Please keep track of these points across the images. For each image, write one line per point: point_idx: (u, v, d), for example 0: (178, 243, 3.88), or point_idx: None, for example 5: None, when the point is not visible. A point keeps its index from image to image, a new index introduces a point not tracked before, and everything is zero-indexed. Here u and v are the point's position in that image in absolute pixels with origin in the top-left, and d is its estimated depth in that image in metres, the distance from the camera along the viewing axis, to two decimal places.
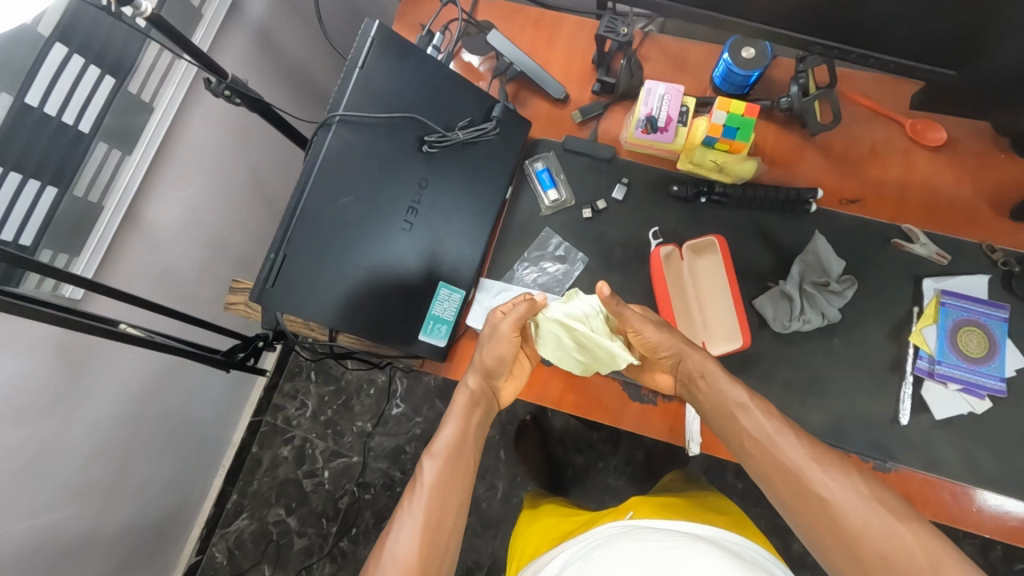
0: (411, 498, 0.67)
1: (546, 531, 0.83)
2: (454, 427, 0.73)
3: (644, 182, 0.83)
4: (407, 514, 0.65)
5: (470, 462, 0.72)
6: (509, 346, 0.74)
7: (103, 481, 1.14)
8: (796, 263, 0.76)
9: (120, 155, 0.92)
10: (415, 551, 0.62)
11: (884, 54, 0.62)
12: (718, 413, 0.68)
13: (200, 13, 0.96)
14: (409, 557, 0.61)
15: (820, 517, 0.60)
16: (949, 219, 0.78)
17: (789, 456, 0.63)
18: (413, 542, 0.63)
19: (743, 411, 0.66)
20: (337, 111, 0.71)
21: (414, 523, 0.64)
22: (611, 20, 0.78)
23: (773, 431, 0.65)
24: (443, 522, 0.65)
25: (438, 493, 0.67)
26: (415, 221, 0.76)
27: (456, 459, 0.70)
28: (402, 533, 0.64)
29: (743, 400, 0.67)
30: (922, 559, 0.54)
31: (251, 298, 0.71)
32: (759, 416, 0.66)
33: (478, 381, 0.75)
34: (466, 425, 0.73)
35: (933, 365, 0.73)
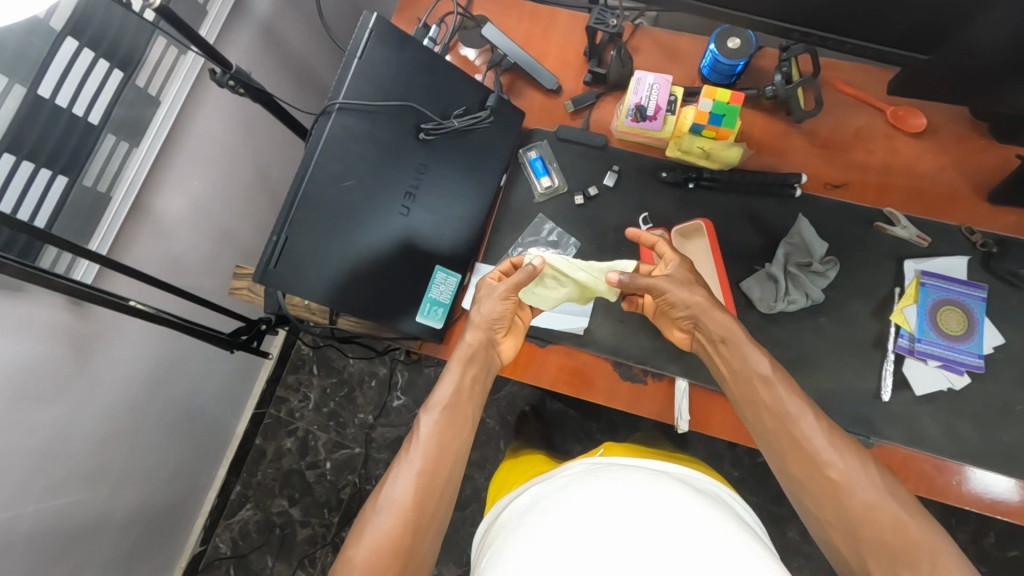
0: (409, 449, 0.69)
1: (522, 470, 0.92)
2: (453, 380, 0.73)
3: (635, 169, 0.86)
4: (404, 462, 0.68)
5: (469, 415, 0.73)
6: (504, 306, 0.75)
7: (112, 467, 1.17)
8: (782, 245, 0.79)
9: (128, 147, 0.95)
10: (409, 498, 0.65)
11: (860, 41, 0.64)
12: (742, 384, 0.69)
13: (206, 10, 1.00)
14: (404, 499, 0.65)
15: (828, 494, 0.62)
16: (929, 203, 0.80)
17: (811, 437, 0.64)
18: (406, 490, 0.66)
19: (775, 386, 0.66)
20: (337, 99, 0.73)
21: (409, 471, 0.67)
22: (600, 12, 0.81)
23: (800, 412, 0.65)
24: (437, 472, 0.67)
25: (434, 443, 0.69)
26: (412, 206, 0.79)
27: (454, 412, 0.71)
28: (398, 480, 0.67)
29: (774, 376, 0.67)
30: (919, 544, 0.57)
31: (254, 280, 0.73)
32: (790, 394, 0.66)
33: (479, 335, 0.75)
34: (463, 381, 0.73)
35: (913, 343, 0.75)
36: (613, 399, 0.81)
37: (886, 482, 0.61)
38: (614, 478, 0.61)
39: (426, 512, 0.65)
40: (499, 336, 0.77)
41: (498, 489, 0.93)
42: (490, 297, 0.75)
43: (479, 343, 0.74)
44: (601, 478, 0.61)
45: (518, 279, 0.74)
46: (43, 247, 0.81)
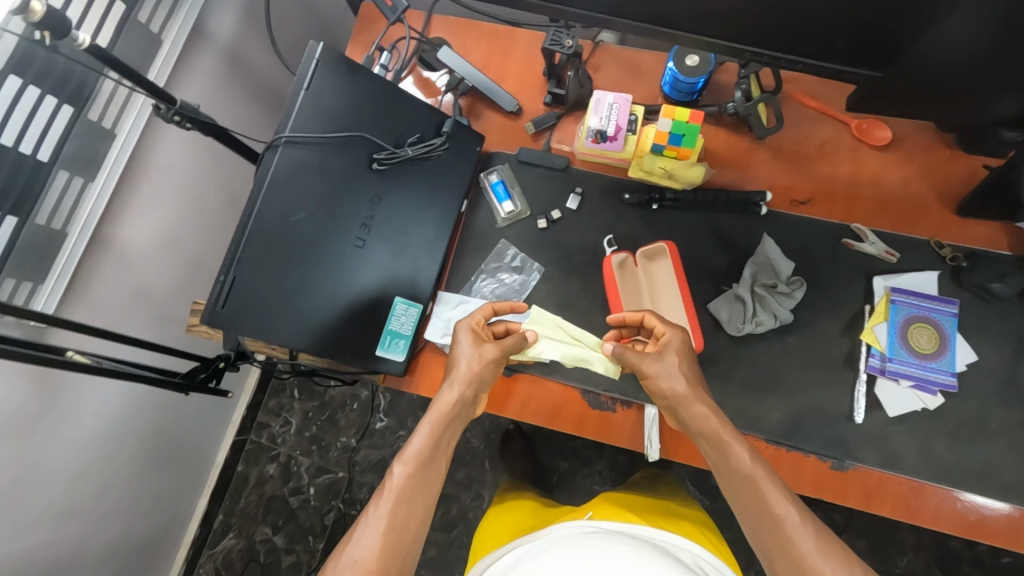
0: (377, 503, 0.65)
1: (509, 526, 0.88)
2: (429, 435, 0.69)
3: (598, 190, 0.84)
4: (371, 517, 0.64)
5: (440, 471, 0.70)
6: (489, 368, 0.72)
7: (84, 504, 1.14)
8: (748, 265, 0.77)
9: (83, 182, 0.93)
10: (376, 558, 0.61)
11: (812, 60, 0.63)
12: (732, 477, 0.64)
13: (161, 38, 0.97)
14: (366, 562, 0.61)
15: None
16: (897, 216, 0.79)
17: (800, 541, 0.58)
18: (372, 548, 0.62)
19: (764, 484, 0.61)
20: (284, 132, 0.72)
21: (376, 527, 0.63)
22: (555, 33, 0.79)
23: (796, 514, 0.59)
24: (404, 529, 0.64)
25: (405, 498, 0.66)
26: (368, 238, 0.76)
27: (427, 467, 0.68)
28: (363, 536, 0.63)
29: (763, 474, 0.62)
30: None
31: (202, 320, 0.71)
32: (781, 495, 0.61)
33: (464, 391, 0.71)
34: (439, 437, 0.69)
35: (885, 363, 0.74)
36: (583, 429, 0.79)
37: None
38: (590, 554, 0.59)
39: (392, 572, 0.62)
40: (480, 395, 0.74)
41: (481, 546, 0.90)
42: (475, 357, 0.72)
43: (461, 401, 0.71)
44: (579, 550, 0.60)
45: (507, 346, 0.73)
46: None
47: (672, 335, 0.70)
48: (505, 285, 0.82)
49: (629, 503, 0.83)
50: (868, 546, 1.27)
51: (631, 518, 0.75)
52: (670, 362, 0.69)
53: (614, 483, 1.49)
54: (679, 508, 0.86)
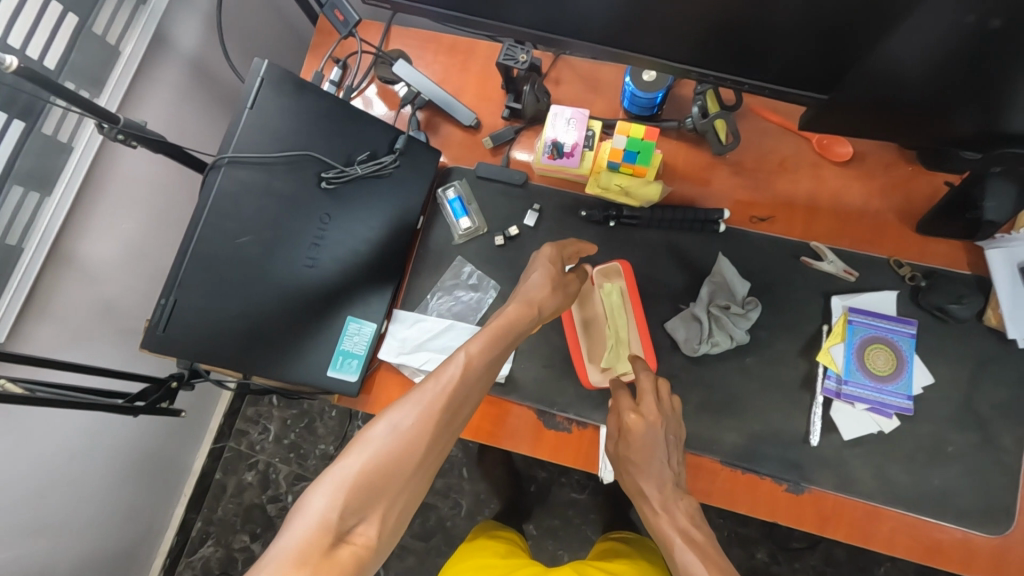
0: (434, 381, 0.59)
1: (483, 569, 0.95)
2: (495, 335, 0.64)
3: (557, 207, 0.82)
4: (434, 384, 0.59)
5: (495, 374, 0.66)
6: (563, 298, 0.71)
7: (52, 518, 1.13)
8: (705, 284, 0.76)
9: (39, 197, 0.92)
10: (424, 434, 0.56)
11: (759, 80, 0.62)
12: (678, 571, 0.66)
13: (119, 50, 0.96)
14: (422, 425, 0.56)
15: None
16: (857, 233, 0.78)
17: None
18: (420, 422, 0.56)
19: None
20: (226, 153, 0.70)
21: (430, 402, 0.57)
22: (509, 48, 0.77)
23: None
24: (456, 413, 0.59)
25: (466, 383, 0.60)
26: (318, 257, 0.75)
27: (487, 363, 0.63)
28: (409, 409, 0.57)
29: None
30: None
31: (144, 346, 0.70)
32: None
33: (533, 305, 0.68)
34: (503, 340, 0.65)
35: (840, 385, 0.72)
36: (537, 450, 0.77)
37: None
38: None
39: (430, 450, 0.56)
40: (546, 318, 0.70)
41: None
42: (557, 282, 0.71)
43: (532, 312, 0.68)
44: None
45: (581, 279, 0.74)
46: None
47: (631, 425, 0.69)
48: (461, 301, 0.81)
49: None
50: (843, 556, 1.26)
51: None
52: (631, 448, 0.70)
53: (591, 492, 1.49)
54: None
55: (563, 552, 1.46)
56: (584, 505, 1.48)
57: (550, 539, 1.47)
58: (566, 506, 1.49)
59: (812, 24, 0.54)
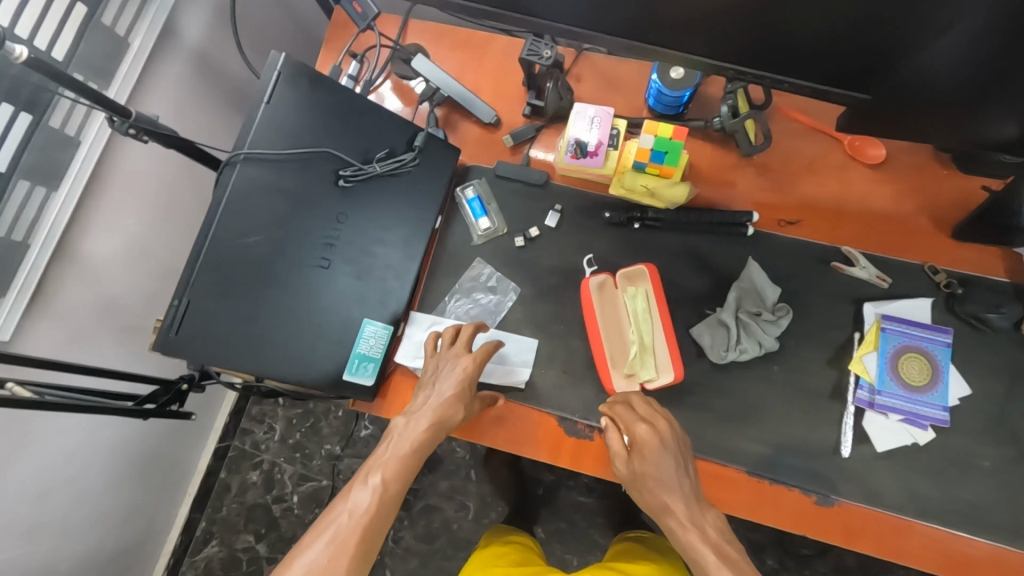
0: (344, 511, 0.64)
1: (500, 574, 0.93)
2: (410, 453, 0.69)
3: (578, 208, 0.80)
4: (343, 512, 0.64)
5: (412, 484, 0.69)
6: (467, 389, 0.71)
7: (53, 519, 1.11)
8: (732, 290, 0.73)
9: (45, 192, 0.89)
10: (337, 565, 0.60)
11: (798, 79, 0.59)
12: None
13: (127, 41, 0.93)
14: (338, 554, 0.61)
15: None
16: (889, 238, 0.75)
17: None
18: (332, 554, 0.61)
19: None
20: (242, 148, 0.68)
21: (343, 533, 0.62)
22: (533, 43, 0.75)
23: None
24: (374, 537, 0.63)
25: (379, 509, 0.64)
26: (332, 258, 0.72)
27: (398, 481, 0.67)
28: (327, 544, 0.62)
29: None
30: None
31: (155, 348, 0.68)
32: None
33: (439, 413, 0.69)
34: (415, 459, 0.69)
35: (874, 395, 0.70)
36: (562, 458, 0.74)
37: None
38: None
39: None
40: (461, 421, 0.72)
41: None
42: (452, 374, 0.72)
43: (435, 430, 0.69)
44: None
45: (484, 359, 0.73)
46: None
47: (645, 443, 0.65)
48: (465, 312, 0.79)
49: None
50: (854, 563, 1.24)
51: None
52: (650, 467, 0.65)
53: (599, 496, 1.47)
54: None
55: (571, 556, 1.43)
56: (591, 508, 1.46)
57: (556, 543, 1.45)
58: (573, 510, 1.47)
59: (859, 20, 0.51)
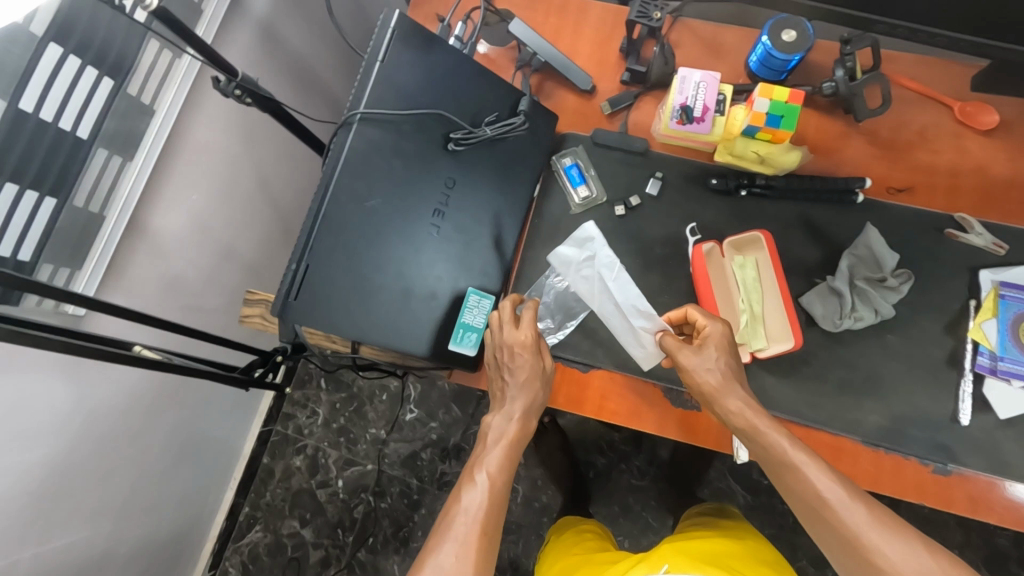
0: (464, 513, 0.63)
1: (576, 560, 0.91)
2: (506, 450, 0.68)
3: (681, 176, 0.79)
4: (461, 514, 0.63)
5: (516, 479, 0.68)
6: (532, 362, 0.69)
7: (116, 500, 1.09)
8: (846, 256, 0.72)
9: (121, 162, 0.87)
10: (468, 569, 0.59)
11: (953, 32, 0.58)
12: (772, 464, 0.63)
13: (201, 9, 0.91)
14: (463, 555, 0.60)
15: (858, 559, 0.56)
16: (1004, 205, 0.74)
17: (828, 500, 0.58)
18: (461, 560, 0.60)
19: (805, 471, 0.60)
20: (358, 109, 0.66)
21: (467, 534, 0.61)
22: (642, 5, 0.73)
23: (830, 493, 0.58)
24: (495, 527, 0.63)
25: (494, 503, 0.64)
26: (443, 224, 0.72)
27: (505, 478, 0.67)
28: (451, 548, 0.61)
29: (800, 458, 0.61)
30: None
31: (270, 312, 0.67)
32: (821, 477, 0.59)
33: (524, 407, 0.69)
34: (513, 455, 0.68)
35: (996, 362, 0.69)
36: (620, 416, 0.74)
37: (940, 559, 0.54)
38: None
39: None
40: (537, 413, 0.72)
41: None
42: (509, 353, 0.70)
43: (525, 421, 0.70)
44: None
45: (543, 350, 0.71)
46: (22, 299, 0.71)
47: (714, 336, 0.66)
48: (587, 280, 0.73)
49: (701, 548, 0.83)
50: None
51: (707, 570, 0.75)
52: (708, 356, 0.65)
53: (652, 479, 1.45)
54: (751, 549, 0.86)
55: (624, 539, 1.42)
56: (646, 491, 1.45)
57: (610, 527, 1.43)
58: (627, 493, 1.46)
59: None
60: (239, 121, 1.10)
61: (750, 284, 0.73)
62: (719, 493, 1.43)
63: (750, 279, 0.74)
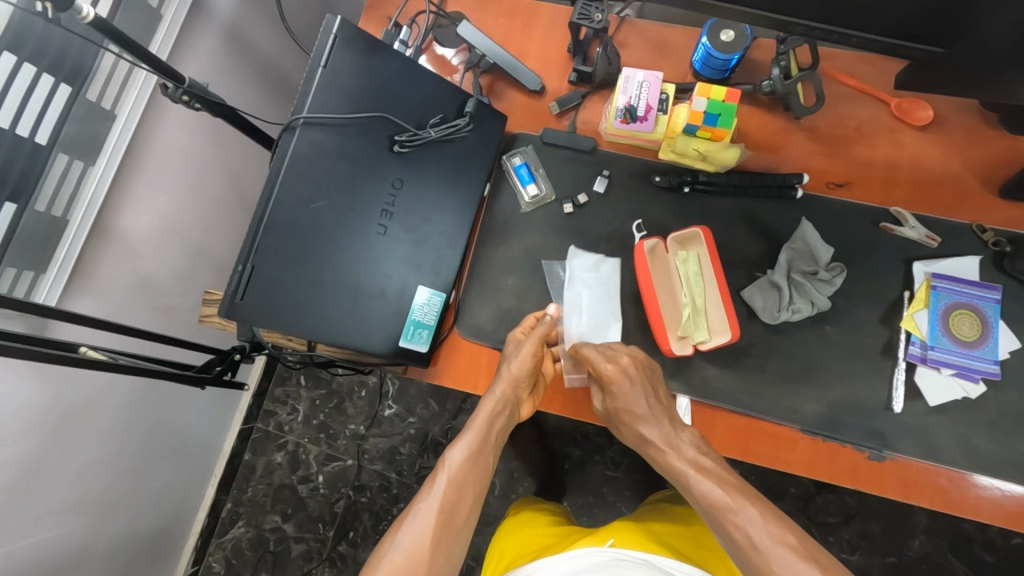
0: (429, 490, 0.70)
1: (531, 538, 0.95)
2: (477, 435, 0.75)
3: (628, 173, 0.81)
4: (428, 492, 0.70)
5: (488, 465, 0.75)
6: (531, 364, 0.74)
7: (93, 497, 1.11)
8: (784, 251, 0.75)
9: (83, 166, 0.88)
10: (426, 544, 0.65)
11: (870, 33, 0.60)
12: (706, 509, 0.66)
13: (160, 14, 0.92)
14: (422, 534, 0.66)
15: None
16: (938, 199, 0.76)
17: (756, 541, 0.61)
18: (421, 535, 0.66)
19: (735, 517, 0.64)
20: (301, 113, 0.68)
21: (428, 510, 0.68)
22: (584, 7, 0.75)
23: (754, 533, 0.62)
24: (457, 508, 0.69)
25: (459, 484, 0.71)
26: (390, 224, 0.74)
27: (472, 464, 0.73)
28: (413, 526, 0.66)
29: (732, 505, 0.64)
30: None
31: (220, 313, 0.68)
32: (745, 519, 0.63)
33: (507, 391, 0.74)
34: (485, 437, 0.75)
35: (926, 351, 0.72)
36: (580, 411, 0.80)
37: None
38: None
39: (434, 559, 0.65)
40: (523, 395, 0.77)
41: (501, 555, 0.95)
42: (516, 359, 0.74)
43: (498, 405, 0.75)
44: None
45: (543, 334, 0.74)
46: None
47: (612, 375, 0.70)
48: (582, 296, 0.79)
49: (651, 529, 0.86)
50: (877, 530, 1.28)
51: (653, 550, 0.78)
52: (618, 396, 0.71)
53: (626, 470, 1.48)
54: (701, 534, 0.88)
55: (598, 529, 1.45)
56: (620, 482, 1.47)
57: (585, 517, 1.45)
58: (601, 484, 1.48)
59: None
60: (206, 125, 1.12)
61: (694, 277, 0.75)
62: None
63: (692, 271, 0.76)
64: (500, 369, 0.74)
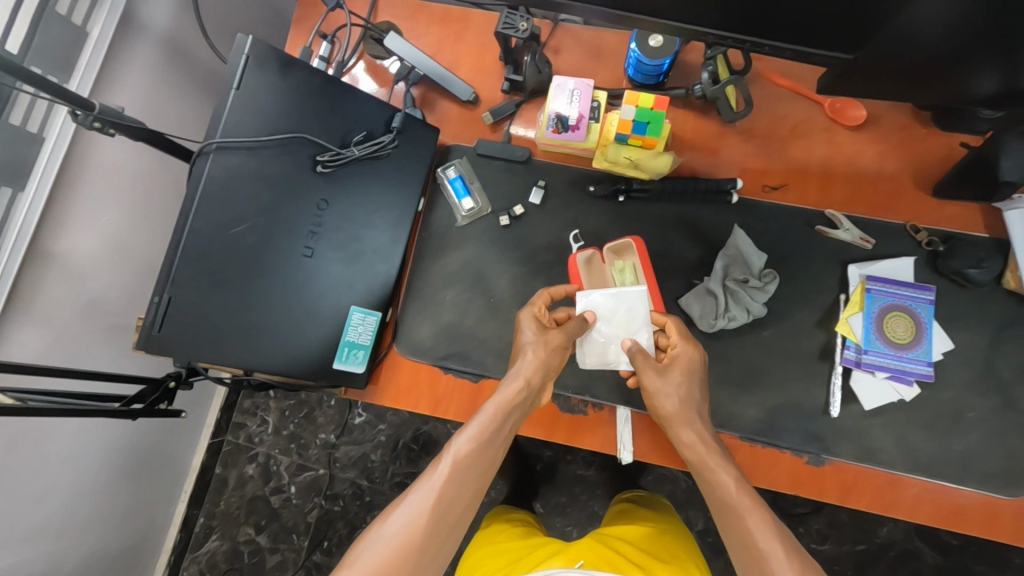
0: (425, 482, 0.60)
1: (499, 552, 0.95)
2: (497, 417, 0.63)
3: (563, 183, 0.80)
4: (423, 485, 0.59)
5: (496, 459, 0.63)
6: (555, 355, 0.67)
7: (55, 522, 1.09)
8: (720, 258, 0.74)
9: (11, 193, 0.85)
10: (407, 547, 0.55)
11: (778, 41, 0.59)
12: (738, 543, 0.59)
13: (85, 31, 0.88)
14: (398, 538, 0.56)
15: None
16: (874, 199, 0.76)
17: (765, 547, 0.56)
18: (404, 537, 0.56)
19: (772, 558, 0.55)
20: (213, 137, 0.67)
21: (417, 507, 0.58)
22: (508, 16, 0.72)
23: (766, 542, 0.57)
24: (451, 508, 0.58)
25: (456, 483, 0.59)
26: (317, 245, 0.72)
27: (476, 460, 0.61)
28: (401, 519, 0.57)
29: (770, 546, 0.56)
30: None
31: (138, 345, 0.67)
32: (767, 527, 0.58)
33: (533, 378, 0.65)
34: (501, 428, 0.63)
35: (860, 355, 0.72)
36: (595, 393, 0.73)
37: None
38: None
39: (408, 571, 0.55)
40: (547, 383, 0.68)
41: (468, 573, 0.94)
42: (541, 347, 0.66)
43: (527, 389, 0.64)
44: None
45: (575, 332, 0.67)
46: None
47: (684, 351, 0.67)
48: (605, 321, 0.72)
49: (618, 547, 0.86)
50: (845, 518, 1.29)
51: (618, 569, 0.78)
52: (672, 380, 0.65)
53: (597, 468, 1.48)
54: (667, 545, 0.89)
55: (572, 528, 1.44)
56: (591, 481, 1.47)
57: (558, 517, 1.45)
58: (573, 483, 1.47)
59: None
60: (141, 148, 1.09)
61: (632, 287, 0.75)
62: (661, 478, 1.46)
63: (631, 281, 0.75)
64: (519, 359, 0.66)
